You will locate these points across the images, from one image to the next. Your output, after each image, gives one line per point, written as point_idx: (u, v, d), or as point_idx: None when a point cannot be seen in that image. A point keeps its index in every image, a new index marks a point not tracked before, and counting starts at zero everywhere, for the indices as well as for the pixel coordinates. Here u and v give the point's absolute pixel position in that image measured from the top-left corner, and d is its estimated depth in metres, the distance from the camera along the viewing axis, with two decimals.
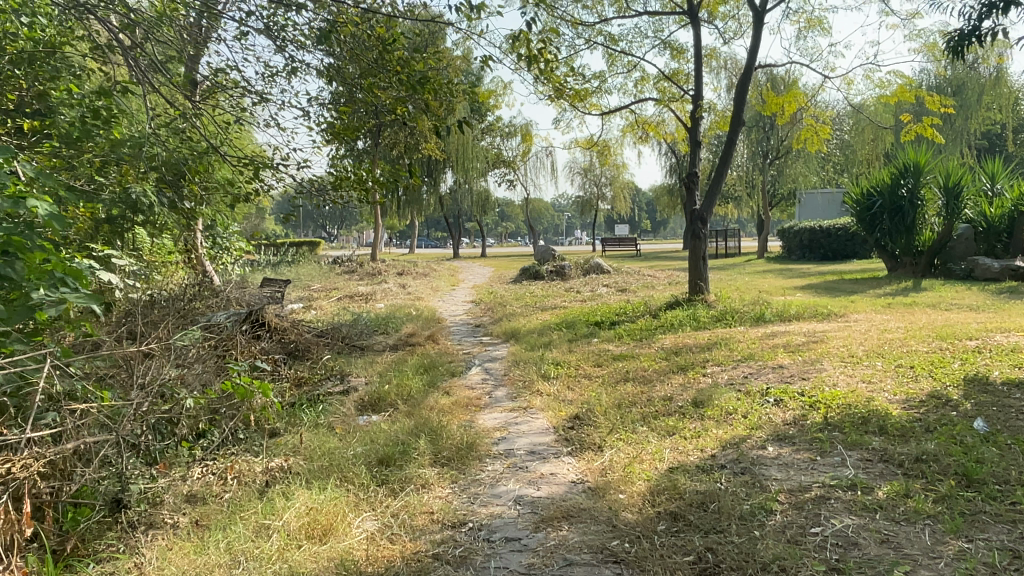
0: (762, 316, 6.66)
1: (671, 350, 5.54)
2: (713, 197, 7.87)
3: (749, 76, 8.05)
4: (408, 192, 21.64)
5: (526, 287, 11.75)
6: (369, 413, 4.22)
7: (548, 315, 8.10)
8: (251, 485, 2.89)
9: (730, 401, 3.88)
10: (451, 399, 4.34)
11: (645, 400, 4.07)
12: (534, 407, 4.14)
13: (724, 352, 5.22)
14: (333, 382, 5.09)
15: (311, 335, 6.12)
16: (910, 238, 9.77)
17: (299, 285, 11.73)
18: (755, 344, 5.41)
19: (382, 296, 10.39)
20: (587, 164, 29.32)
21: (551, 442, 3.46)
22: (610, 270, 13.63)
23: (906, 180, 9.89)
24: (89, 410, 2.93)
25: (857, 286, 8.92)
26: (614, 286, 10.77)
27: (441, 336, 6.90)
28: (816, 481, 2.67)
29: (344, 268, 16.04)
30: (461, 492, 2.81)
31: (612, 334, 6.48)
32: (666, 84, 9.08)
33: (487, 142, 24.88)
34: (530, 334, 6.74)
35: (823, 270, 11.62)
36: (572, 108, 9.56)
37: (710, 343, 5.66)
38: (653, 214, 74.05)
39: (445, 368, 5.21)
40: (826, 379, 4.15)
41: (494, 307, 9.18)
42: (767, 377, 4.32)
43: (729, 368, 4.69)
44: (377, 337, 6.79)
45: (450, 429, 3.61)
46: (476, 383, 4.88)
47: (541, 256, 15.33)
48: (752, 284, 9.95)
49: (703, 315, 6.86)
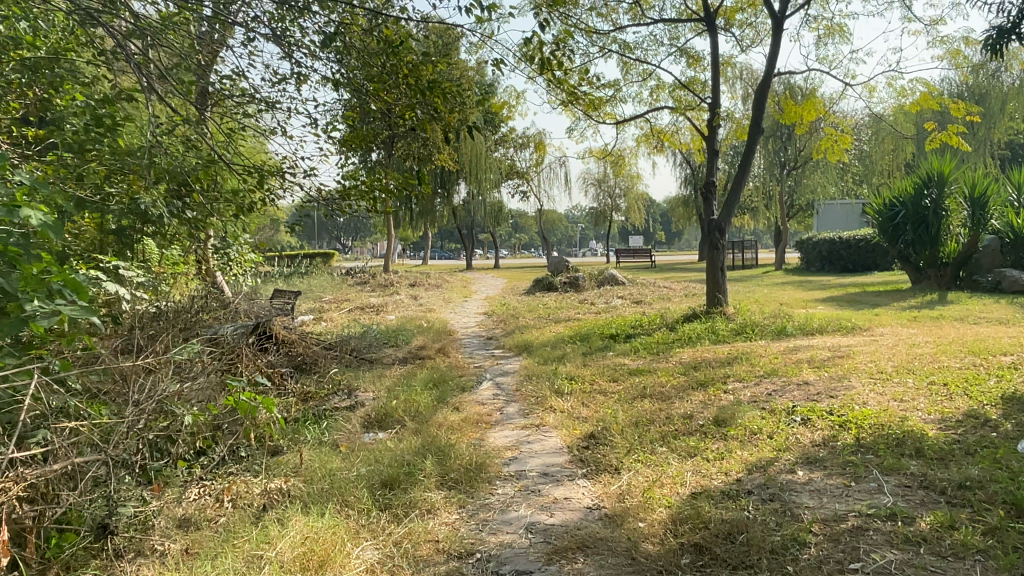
0: (783, 330, 6.44)
1: (690, 364, 5.35)
2: (731, 207, 7.67)
3: (768, 84, 7.86)
4: (421, 203, 21.58)
5: (539, 298, 11.58)
6: (375, 430, 4.06)
7: (562, 327, 7.92)
8: (247, 509, 2.73)
9: (753, 420, 3.69)
10: (461, 416, 4.17)
11: (664, 419, 3.88)
12: (547, 425, 3.96)
13: (745, 367, 5.02)
14: (340, 397, 4.94)
15: (319, 348, 5.98)
16: (934, 250, 9.53)
17: (311, 296, 11.63)
18: (777, 359, 5.20)
19: (394, 307, 10.26)
20: (601, 175, 29.18)
21: (564, 462, 3.27)
22: (625, 282, 13.42)
23: (928, 190, 9.63)
24: (79, 428, 2.78)
25: (881, 299, 8.68)
26: (629, 297, 10.57)
27: (452, 349, 6.74)
28: (852, 509, 2.47)
29: (356, 280, 15.94)
30: (469, 517, 2.64)
31: (628, 348, 6.29)
32: (682, 93, 8.92)
33: (501, 153, 24.80)
34: (544, 347, 6.56)
35: (844, 283, 11.35)
36: (586, 117, 9.41)
37: (731, 357, 5.47)
38: (667, 225, 73.76)
39: (455, 382, 5.04)
40: (855, 397, 3.94)
41: (506, 319, 9.02)
42: (792, 395, 4.12)
43: (750, 384, 4.50)
44: (387, 350, 6.63)
45: (459, 448, 3.44)
46: (487, 398, 4.71)
47: (555, 268, 15.15)
48: (771, 296, 9.72)
49: (722, 329, 6.65)
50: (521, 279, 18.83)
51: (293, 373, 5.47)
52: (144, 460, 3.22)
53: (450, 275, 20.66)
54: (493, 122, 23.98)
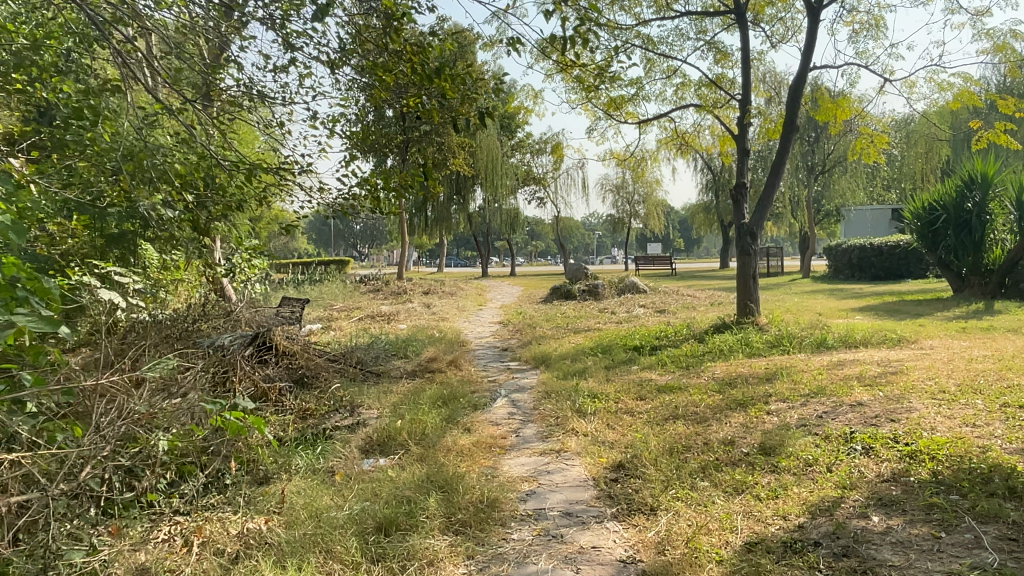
0: (822, 342, 5.95)
1: (725, 381, 4.88)
2: (763, 210, 7.19)
3: (803, 78, 7.38)
4: (436, 209, 21.22)
5: (558, 307, 11.13)
6: (376, 455, 3.62)
7: (581, 338, 7.46)
8: (214, 560, 2.31)
9: (806, 449, 3.22)
10: (472, 439, 3.73)
11: (701, 446, 3.43)
12: (569, 451, 3.51)
13: (787, 385, 4.55)
14: (342, 415, 4.52)
15: (323, 360, 5.58)
16: (978, 256, 9.00)
17: (321, 305, 11.27)
18: (821, 375, 4.72)
19: (406, 316, 9.87)
20: (619, 181, 28.73)
21: (590, 499, 2.82)
22: (646, 289, 12.92)
23: (972, 193, 9.07)
24: (21, 458, 2.36)
25: (922, 309, 8.13)
26: (651, 306, 10.10)
27: (465, 361, 6.31)
28: (950, 571, 1.98)
29: (369, 287, 15.59)
30: (478, 573, 2.19)
31: (654, 361, 5.83)
32: (708, 91, 8.48)
33: (517, 159, 24.40)
34: (563, 360, 6.11)
35: (880, 291, 10.76)
36: (607, 117, 8.99)
37: (769, 373, 4.99)
38: (685, 233, 73.15)
39: (467, 400, 4.59)
40: (921, 421, 3.45)
41: (523, 328, 8.59)
42: (846, 418, 3.64)
43: (796, 405, 4.03)
44: (395, 362, 6.21)
45: (468, 480, 3.00)
46: (502, 418, 4.27)
47: (573, 275, 14.71)
48: (803, 305, 9.20)
49: (756, 341, 6.17)
50: (538, 287, 18.39)
51: (295, 387, 5.08)
52: (105, 497, 2.84)
53: (466, 283, 20.31)
54: (509, 127, 23.63)
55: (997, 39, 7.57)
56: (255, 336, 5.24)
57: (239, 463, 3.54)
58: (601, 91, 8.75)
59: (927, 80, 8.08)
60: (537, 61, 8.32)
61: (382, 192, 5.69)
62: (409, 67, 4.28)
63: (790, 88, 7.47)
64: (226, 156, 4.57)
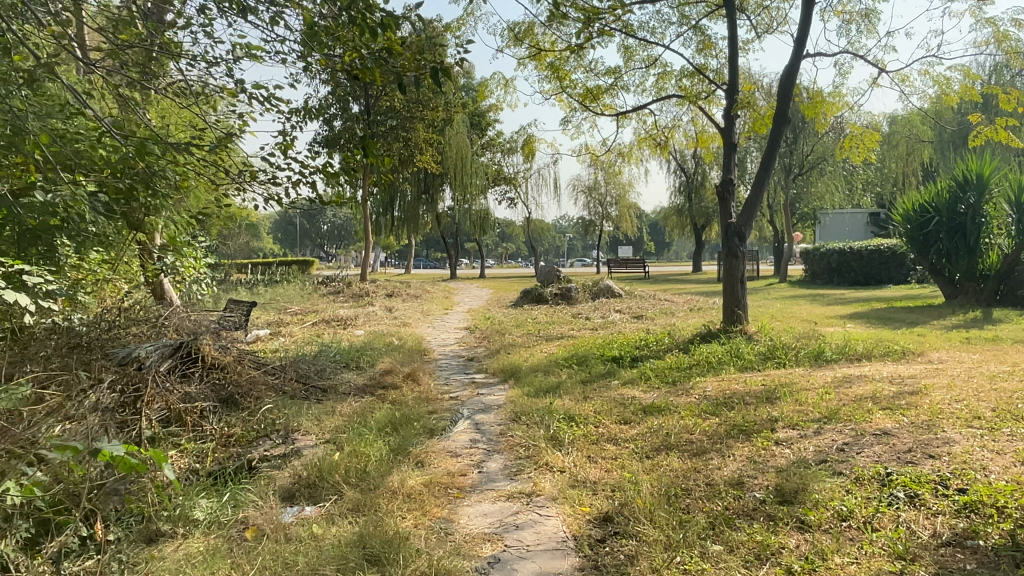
0: (820, 354, 5.37)
1: (719, 401, 4.25)
2: (753, 209, 6.61)
3: (796, 67, 6.81)
4: (404, 209, 20.46)
5: (528, 312, 10.50)
6: (305, 498, 2.93)
7: (555, 347, 6.80)
8: None
9: (837, 497, 2.59)
10: (424, 478, 3.05)
11: (705, 490, 2.80)
12: (543, 496, 2.84)
13: (793, 407, 3.94)
14: (272, 443, 3.82)
15: (259, 373, 4.86)
16: (972, 261, 8.54)
17: (274, 307, 10.48)
18: (830, 396, 4.12)
19: (364, 321, 9.13)
20: (591, 182, 28.18)
21: (572, 571, 2.17)
22: (622, 294, 12.35)
23: (966, 195, 8.65)
24: None
25: (916, 317, 7.64)
26: (628, 311, 9.50)
27: (424, 373, 5.62)
28: None
29: (329, 289, 14.77)
30: None
31: (636, 375, 5.19)
32: (690, 82, 7.89)
33: (488, 158, 23.69)
34: (535, 372, 5.44)
35: (867, 297, 10.31)
36: (582, 109, 8.36)
37: (769, 391, 4.38)
38: (656, 236, 73.26)
39: (422, 424, 3.90)
40: (970, 458, 2.85)
41: (490, 335, 7.91)
42: (874, 453, 3.04)
43: (809, 434, 3.42)
44: (344, 375, 5.49)
45: (414, 543, 2.32)
46: (463, 447, 3.59)
47: (545, 277, 14.02)
48: (788, 311, 8.68)
49: (747, 352, 5.56)
50: (509, 290, 17.74)
51: (225, 404, 4.40)
52: None
53: (434, 285, 19.57)
54: (479, 124, 22.95)
55: (999, 28, 7.12)
56: (176, 347, 4.57)
57: (131, 506, 2.85)
58: (576, 80, 8.14)
59: (923, 73, 7.60)
60: (507, 46, 7.68)
61: (333, 181, 5.01)
62: (354, 23, 3.62)
63: (784, 76, 6.88)
64: (147, 132, 3.86)
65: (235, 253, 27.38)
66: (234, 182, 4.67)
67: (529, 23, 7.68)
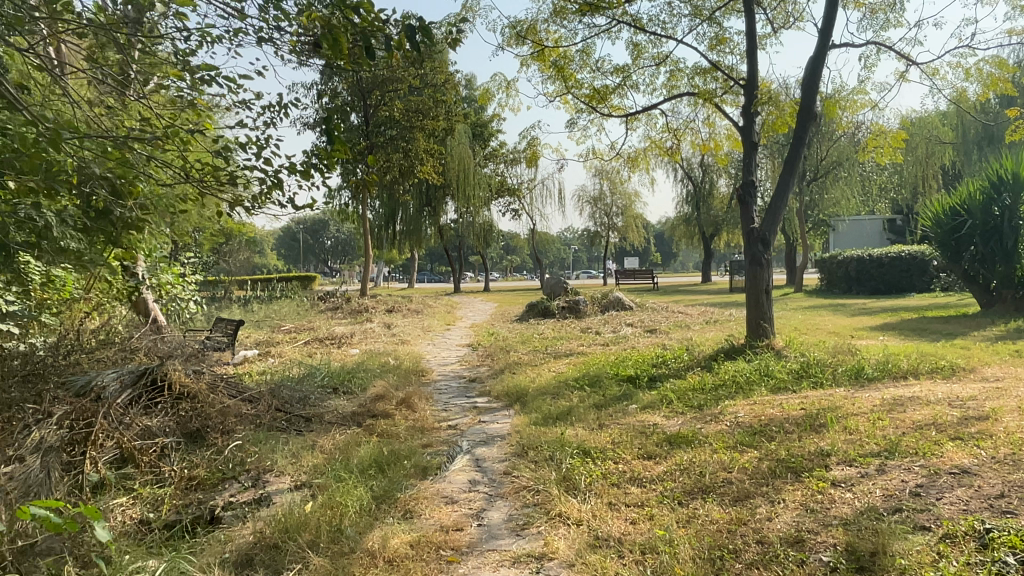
0: (860, 372, 4.83)
1: (753, 430, 3.71)
2: (778, 212, 6.07)
3: (822, 59, 6.30)
4: (405, 223, 19.96)
5: (533, 327, 9.96)
6: (264, 563, 2.40)
7: (564, 366, 6.26)
8: None
9: (928, 564, 2.05)
10: (411, 536, 2.51)
11: (757, 552, 2.26)
12: (557, 560, 2.30)
13: (844, 437, 3.39)
14: (240, 486, 3.30)
15: (234, 401, 4.33)
16: (1010, 267, 8.08)
17: (266, 326, 9.93)
18: (885, 423, 3.58)
19: (360, 339, 8.59)
20: (597, 192, 27.66)
21: None
22: (632, 307, 11.78)
23: (1001, 196, 8.12)
24: None
25: (953, 327, 7.09)
26: (640, 326, 8.95)
27: (421, 398, 5.08)
28: None
29: (327, 306, 14.23)
30: None
31: (656, 398, 4.63)
32: (703, 81, 7.39)
33: (491, 169, 23.15)
34: (543, 396, 4.89)
35: (895, 306, 9.82)
36: (590, 111, 7.86)
37: (810, 417, 3.83)
38: (662, 248, 72.86)
39: (413, 462, 3.36)
40: None
41: (494, 352, 7.37)
42: (958, 499, 2.51)
43: (871, 473, 2.88)
44: (333, 401, 4.96)
45: None
46: (459, 491, 3.06)
47: (551, 291, 13.41)
48: (812, 323, 8.13)
49: (779, 370, 5.02)
50: (513, 304, 17.14)
51: (192, 438, 3.89)
52: None
53: (436, 300, 19.01)
54: (481, 135, 22.55)
55: None
56: (140, 375, 4.07)
57: (55, 570, 2.35)
58: (582, 81, 7.64)
59: (954, 66, 7.08)
60: (508, 45, 7.20)
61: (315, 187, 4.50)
62: None
63: (810, 68, 6.35)
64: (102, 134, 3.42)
65: (235, 271, 26.86)
66: (209, 190, 4.20)
67: (531, 21, 7.21)
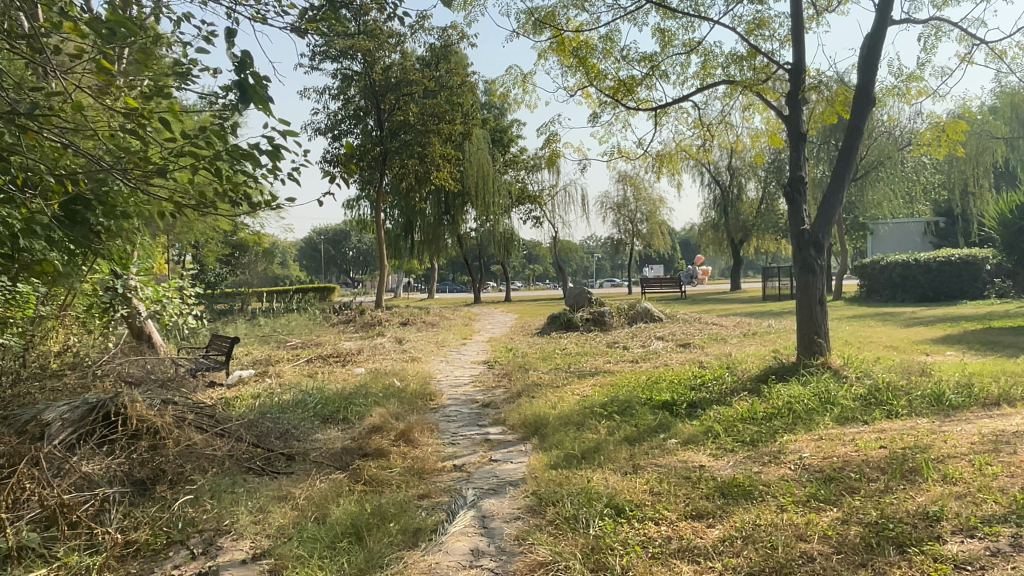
0: (941, 398, 4.09)
1: (826, 477, 2.99)
2: (832, 210, 5.33)
3: (879, 38, 5.56)
4: (422, 231, 19.36)
5: (555, 341, 9.27)
6: None
7: (589, 387, 5.56)
8: None
9: None
10: None
11: None
12: None
13: (949, 491, 2.66)
14: (187, 555, 2.65)
15: (200, 439, 3.67)
16: None
17: (269, 342, 9.32)
18: (997, 471, 2.84)
19: (368, 356, 7.95)
20: (620, 198, 26.88)
21: None
22: (660, 318, 11.02)
23: None
24: None
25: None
26: (672, 338, 8.24)
27: (424, 429, 4.41)
28: None
29: (340, 319, 13.65)
30: None
31: (698, 431, 3.92)
32: (740, 70, 6.65)
33: (511, 176, 22.48)
34: (566, 428, 4.19)
35: (953, 315, 9.00)
36: (615, 106, 7.16)
37: (896, 460, 3.10)
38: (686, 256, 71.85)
39: (404, 524, 2.68)
40: None
41: (511, 371, 6.70)
42: None
43: (1006, 550, 2.15)
44: (323, 434, 4.30)
45: None
46: (459, 566, 2.37)
47: (574, 301, 12.67)
48: (863, 335, 7.36)
49: (843, 394, 4.28)
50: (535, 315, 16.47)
51: (140, 490, 3.25)
52: None
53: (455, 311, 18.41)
54: (501, 141, 21.93)
55: None
56: (90, 407, 3.42)
57: None
58: (605, 72, 6.95)
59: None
60: (525, 32, 6.55)
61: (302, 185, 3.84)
62: None
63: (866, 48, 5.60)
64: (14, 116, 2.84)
65: (253, 281, 26.43)
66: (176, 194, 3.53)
67: (549, 6, 6.54)
